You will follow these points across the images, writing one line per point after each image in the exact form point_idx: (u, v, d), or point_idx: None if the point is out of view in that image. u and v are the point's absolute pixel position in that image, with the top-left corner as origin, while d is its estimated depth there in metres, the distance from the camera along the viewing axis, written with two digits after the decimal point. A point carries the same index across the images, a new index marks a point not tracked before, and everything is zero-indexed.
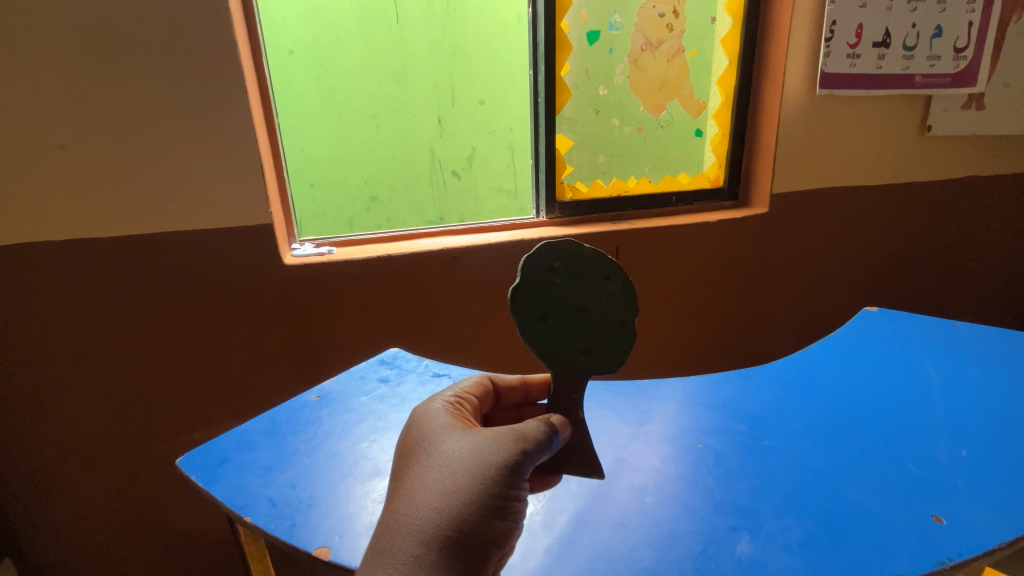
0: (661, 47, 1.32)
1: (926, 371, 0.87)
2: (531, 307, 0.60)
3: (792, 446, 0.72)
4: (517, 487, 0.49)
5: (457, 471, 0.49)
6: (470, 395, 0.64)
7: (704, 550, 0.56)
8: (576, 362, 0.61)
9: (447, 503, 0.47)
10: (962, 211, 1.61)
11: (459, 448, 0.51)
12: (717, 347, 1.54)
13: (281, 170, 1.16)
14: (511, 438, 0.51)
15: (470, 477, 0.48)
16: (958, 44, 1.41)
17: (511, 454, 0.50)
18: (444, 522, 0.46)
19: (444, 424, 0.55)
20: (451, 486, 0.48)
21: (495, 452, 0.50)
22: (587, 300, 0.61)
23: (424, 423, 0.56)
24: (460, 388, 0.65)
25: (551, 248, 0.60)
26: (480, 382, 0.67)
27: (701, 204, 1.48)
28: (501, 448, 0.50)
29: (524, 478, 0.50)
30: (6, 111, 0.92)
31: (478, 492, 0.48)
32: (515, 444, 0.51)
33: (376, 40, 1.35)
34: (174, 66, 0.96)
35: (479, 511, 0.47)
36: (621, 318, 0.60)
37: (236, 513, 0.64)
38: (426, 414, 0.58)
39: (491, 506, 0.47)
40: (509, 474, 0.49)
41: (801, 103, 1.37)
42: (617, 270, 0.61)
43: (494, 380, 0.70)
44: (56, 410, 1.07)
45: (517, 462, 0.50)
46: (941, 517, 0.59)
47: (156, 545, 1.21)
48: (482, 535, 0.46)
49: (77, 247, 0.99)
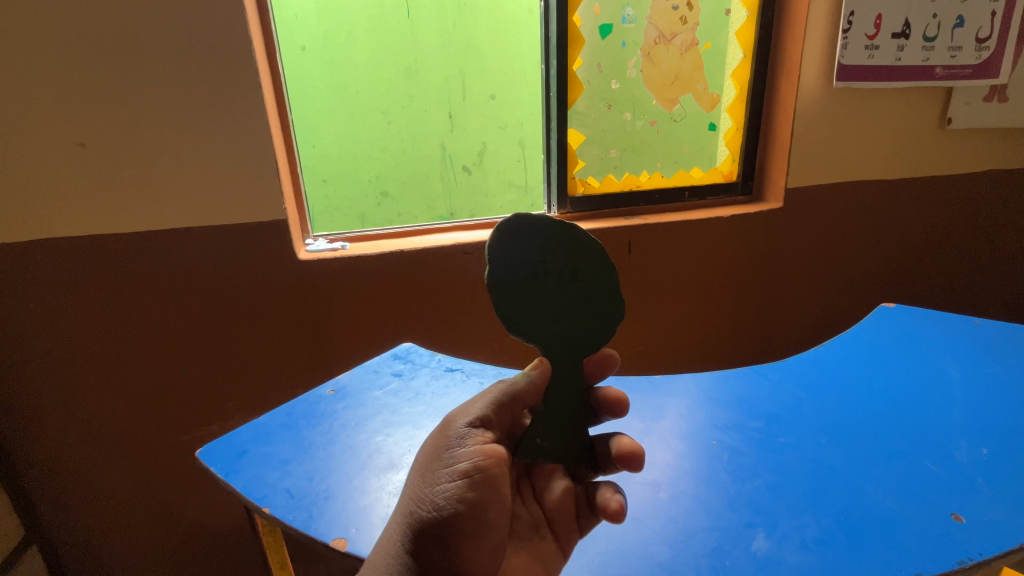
0: (675, 40, 1.31)
1: (945, 369, 0.86)
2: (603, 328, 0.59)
3: (808, 443, 0.71)
4: (473, 465, 0.49)
5: (413, 469, 0.53)
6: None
7: (719, 546, 0.56)
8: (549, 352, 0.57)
9: (405, 504, 0.50)
10: (982, 205, 1.57)
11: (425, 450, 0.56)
12: (730, 344, 1.53)
13: (295, 166, 1.18)
14: (455, 416, 0.54)
15: (426, 472, 0.50)
16: (980, 35, 1.38)
17: (452, 430, 0.52)
18: (400, 515, 0.50)
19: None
20: (408, 482, 0.52)
21: (439, 435, 0.53)
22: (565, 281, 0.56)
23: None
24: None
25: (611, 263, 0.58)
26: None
27: (714, 199, 1.47)
28: (444, 427, 0.53)
29: (470, 446, 0.50)
30: (28, 108, 0.93)
31: (426, 480, 0.50)
32: (456, 419, 0.53)
33: (387, 35, 1.35)
34: (190, 63, 0.97)
35: (424, 493, 0.49)
36: (537, 271, 0.54)
37: (255, 504, 0.65)
38: None
39: (436, 484, 0.49)
40: (449, 449, 0.51)
41: (817, 96, 1.35)
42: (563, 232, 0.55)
43: None
44: (79, 402, 1.09)
45: (457, 433, 0.52)
46: (961, 516, 0.58)
47: (176, 536, 1.24)
48: (428, 514, 0.48)
49: (96, 243, 1.01)
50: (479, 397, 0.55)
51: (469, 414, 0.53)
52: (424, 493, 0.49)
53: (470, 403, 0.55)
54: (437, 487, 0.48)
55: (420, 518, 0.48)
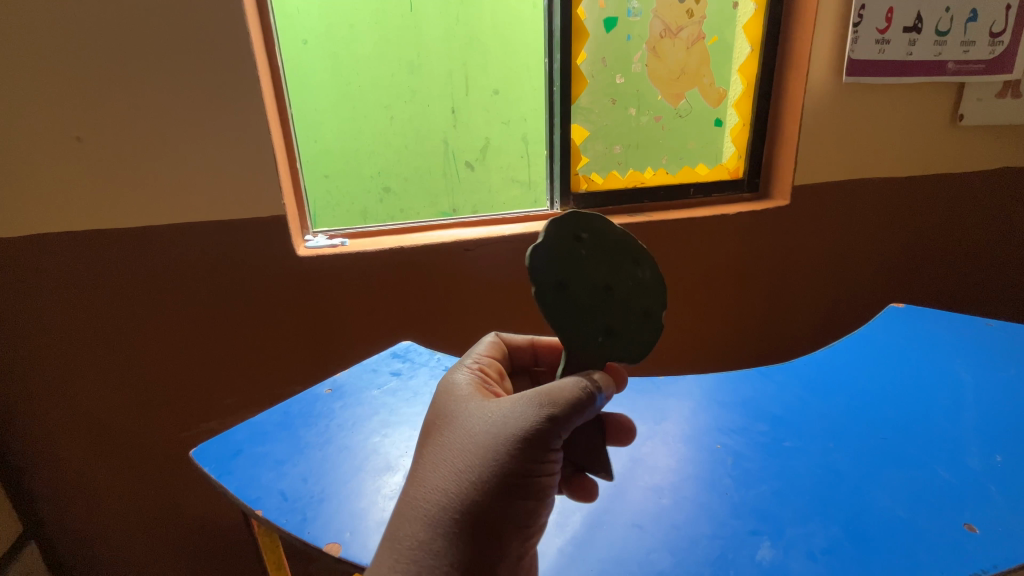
0: (681, 34, 1.28)
1: (956, 372, 0.84)
2: (547, 268, 0.54)
3: (815, 447, 0.69)
4: (550, 463, 0.48)
5: (471, 447, 0.48)
6: (491, 359, 0.63)
7: (723, 555, 0.55)
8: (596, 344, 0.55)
9: (476, 490, 0.46)
10: (993, 203, 1.54)
11: (476, 423, 0.50)
12: (734, 344, 1.51)
13: (294, 161, 1.16)
14: (531, 404, 0.48)
15: (504, 461, 0.46)
16: (994, 29, 1.34)
17: (531, 424, 0.47)
18: (472, 503, 0.46)
19: (469, 395, 0.54)
20: (465, 462, 0.48)
21: (519, 426, 0.47)
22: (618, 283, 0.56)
23: (451, 389, 0.56)
24: (477, 353, 0.64)
25: (581, 216, 0.56)
26: (495, 343, 0.67)
27: (720, 196, 1.44)
28: (523, 418, 0.48)
29: (550, 449, 0.47)
30: (24, 100, 0.92)
31: (506, 471, 0.46)
32: (535, 409, 0.48)
33: (389, 29, 1.33)
34: (188, 56, 0.96)
35: (505, 491, 0.46)
36: (627, 286, 0.56)
37: (249, 506, 0.64)
38: (468, 399, 0.54)
39: (517, 480, 0.46)
40: (529, 447, 0.47)
41: (825, 91, 1.32)
42: (645, 258, 0.58)
43: (502, 340, 0.69)
44: (77, 398, 1.09)
45: (537, 432, 0.47)
46: (974, 526, 0.56)
47: (174, 533, 1.23)
48: (501, 509, 0.46)
49: (92, 238, 1.00)
50: (559, 387, 0.49)
51: (554, 410, 0.47)
52: (497, 487, 0.46)
53: (550, 392, 0.49)
54: (514, 486, 0.46)
55: (491, 511, 0.45)
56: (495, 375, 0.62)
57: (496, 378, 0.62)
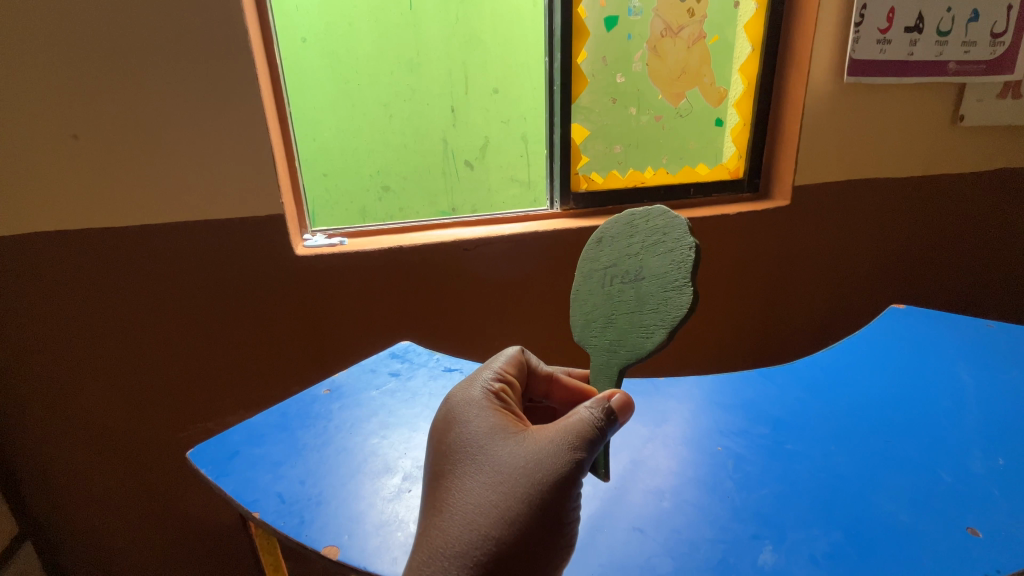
0: (682, 34, 1.28)
1: (958, 374, 0.84)
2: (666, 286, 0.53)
3: (816, 451, 0.69)
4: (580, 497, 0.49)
5: (500, 485, 0.48)
6: (510, 378, 0.61)
7: (724, 559, 0.54)
8: (589, 342, 0.59)
9: (515, 532, 0.45)
10: (994, 203, 1.54)
11: (502, 459, 0.49)
12: (734, 345, 1.50)
13: (292, 160, 1.15)
14: (564, 443, 0.48)
15: (539, 501, 0.46)
16: (996, 29, 1.34)
17: (558, 458, 0.47)
18: (510, 546, 0.45)
19: (482, 425, 0.53)
20: (492, 500, 0.47)
21: (553, 466, 0.47)
22: (600, 276, 0.60)
23: (458, 418, 0.54)
24: (497, 368, 0.61)
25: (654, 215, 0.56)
26: (514, 358, 0.64)
27: (721, 196, 1.44)
28: (557, 458, 0.47)
29: (583, 480, 0.48)
30: (20, 98, 0.91)
31: (543, 511, 0.46)
32: (560, 444, 0.48)
33: (388, 27, 1.32)
34: (186, 54, 0.95)
35: (543, 530, 0.46)
36: None
37: (246, 509, 0.63)
38: (491, 427, 0.52)
39: (553, 519, 0.46)
40: (558, 481, 0.47)
41: (826, 91, 1.31)
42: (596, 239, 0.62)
43: (523, 356, 0.66)
44: (72, 398, 1.08)
45: (567, 465, 0.47)
46: (977, 530, 0.56)
47: (172, 533, 1.23)
48: (537, 544, 0.46)
49: (88, 237, 0.99)
50: (580, 418, 0.49)
51: (577, 442, 0.48)
52: (533, 522, 0.46)
53: (569, 426, 0.49)
54: (548, 525, 0.46)
55: (528, 549, 0.45)
56: (515, 396, 0.60)
57: (515, 399, 0.59)
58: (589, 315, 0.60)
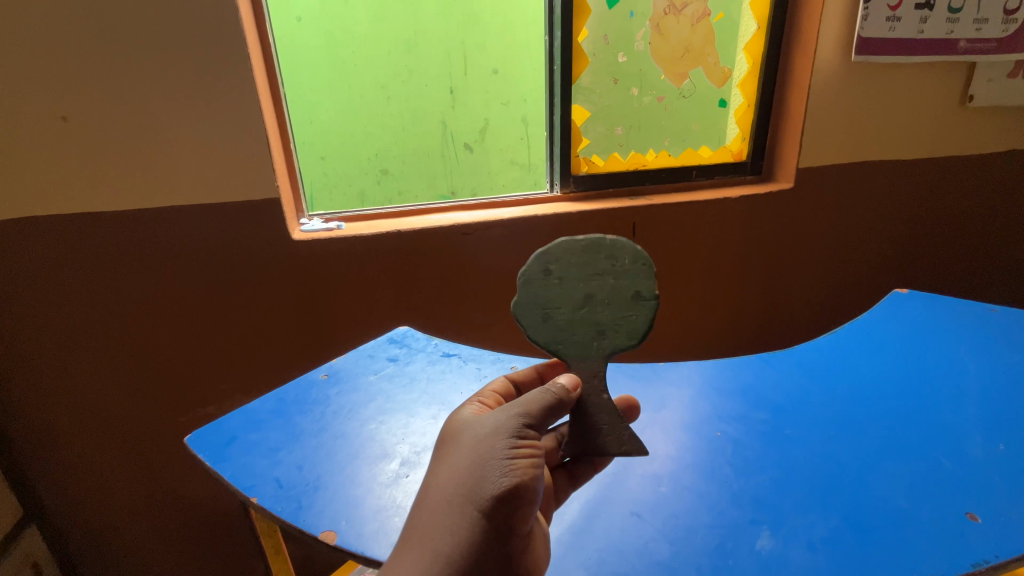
0: (685, 11, 1.24)
1: (961, 359, 0.83)
2: (529, 304, 0.62)
3: (816, 437, 0.68)
4: (530, 453, 0.48)
5: (460, 455, 0.48)
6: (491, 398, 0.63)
7: (721, 545, 0.54)
8: (592, 344, 0.61)
9: (456, 479, 0.47)
10: (1001, 186, 1.52)
11: (453, 427, 0.53)
12: (735, 329, 1.49)
13: (288, 142, 1.13)
14: (504, 405, 0.51)
15: (479, 449, 0.48)
16: (1009, 6, 1.30)
17: (502, 414, 0.50)
18: (452, 491, 0.46)
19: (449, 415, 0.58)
20: (440, 459, 0.50)
21: (494, 420, 0.50)
22: (593, 286, 0.62)
23: None
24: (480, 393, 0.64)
25: (545, 249, 0.64)
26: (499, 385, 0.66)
27: (723, 178, 1.42)
28: (497, 415, 0.50)
29: (525, 432, 0.49)
30: (7, 78, 0.89)
31: (483, 457, 0.47)
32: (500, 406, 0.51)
33: (384, 5, 1.29)
34: (178, 33, 0.93)
35: (485, 475, 0.46)
36: (608, 283, 0.62)
37: (244, 494, 0.63)
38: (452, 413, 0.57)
39: (494, 463, 0.47)
40: (501, 430, 0.49)
41: (833, 70, 1.28)
42: (622, 247, 0.63)
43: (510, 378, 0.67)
44: (71, 383, 1.08)
45: (518, 427, 0.49)
46: (976, 516, 0.56)
47: (176, 515, 1.24)
48: (479, 489, 0.45)
49: (82, 221, 0.98)
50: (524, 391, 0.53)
51: (522, 403, 0.51)
52: (477, 467, 0.47)
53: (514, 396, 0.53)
54: (489, 469, 0.46)
55: (470, 494, 0.45)
56: None
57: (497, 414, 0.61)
58: (597, 320, 0.61)
